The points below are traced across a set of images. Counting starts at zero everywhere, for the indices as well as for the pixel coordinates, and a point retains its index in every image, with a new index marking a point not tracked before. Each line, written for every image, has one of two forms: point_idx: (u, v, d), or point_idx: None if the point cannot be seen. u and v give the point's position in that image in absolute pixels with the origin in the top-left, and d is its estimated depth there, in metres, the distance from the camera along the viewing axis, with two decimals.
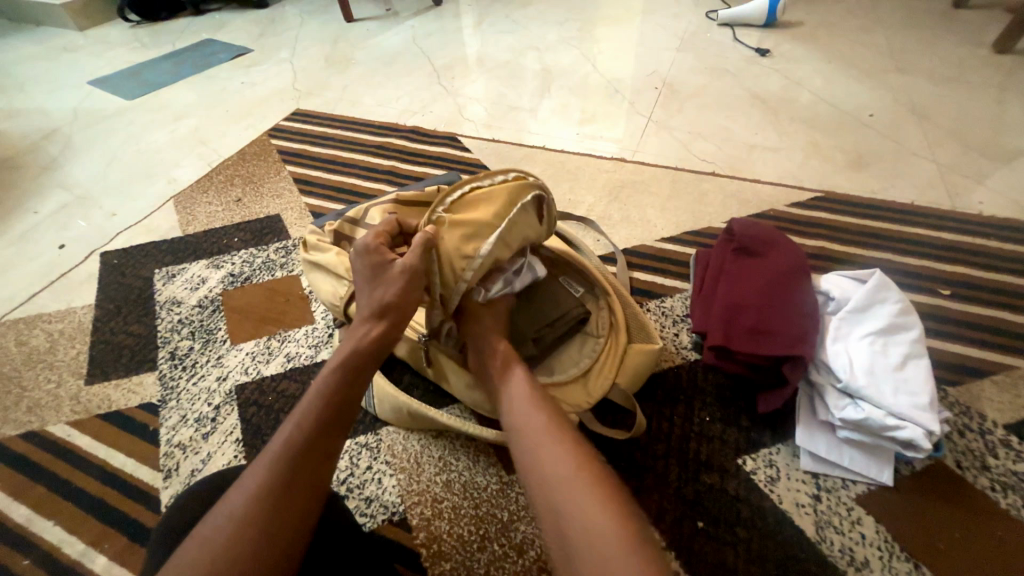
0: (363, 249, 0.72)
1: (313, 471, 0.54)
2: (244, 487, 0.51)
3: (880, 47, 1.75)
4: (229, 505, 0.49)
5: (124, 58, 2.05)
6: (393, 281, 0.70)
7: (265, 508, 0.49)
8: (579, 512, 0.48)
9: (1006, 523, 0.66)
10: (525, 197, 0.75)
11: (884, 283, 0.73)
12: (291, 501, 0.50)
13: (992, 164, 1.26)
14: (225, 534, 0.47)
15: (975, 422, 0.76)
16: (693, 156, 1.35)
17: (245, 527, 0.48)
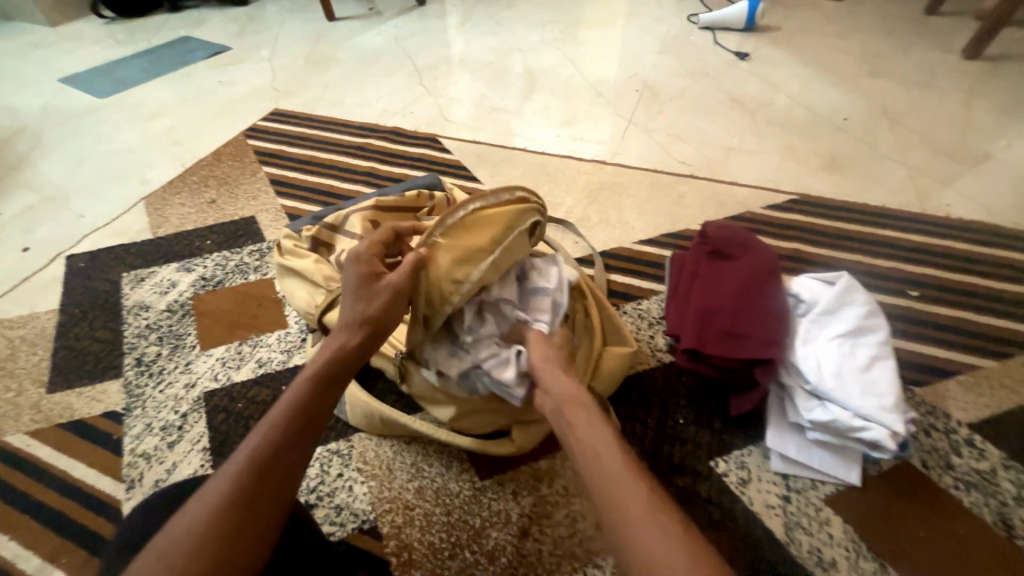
0: (354, 260, 0.69)
1: (278, 482, 0.52)
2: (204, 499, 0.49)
3: (856, 52, 1.78)
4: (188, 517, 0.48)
5: (97, 56, 2.00)
6: (379, 297, 0.66)
7: (224, 524, 0.48)
8: (618, 501, 0.49)
9: (969, 520, 0.67)
10: (523, 222, 0.71)
11: (851, 286, 0.74)
12: (251, 519, 0.49)
13: (959, 168, 1.29)
14: (181, 550, 0.45)
15: (941, 421, 0.77)
16: (672, 158, 1.36)
17: (203, 541, 0.46)
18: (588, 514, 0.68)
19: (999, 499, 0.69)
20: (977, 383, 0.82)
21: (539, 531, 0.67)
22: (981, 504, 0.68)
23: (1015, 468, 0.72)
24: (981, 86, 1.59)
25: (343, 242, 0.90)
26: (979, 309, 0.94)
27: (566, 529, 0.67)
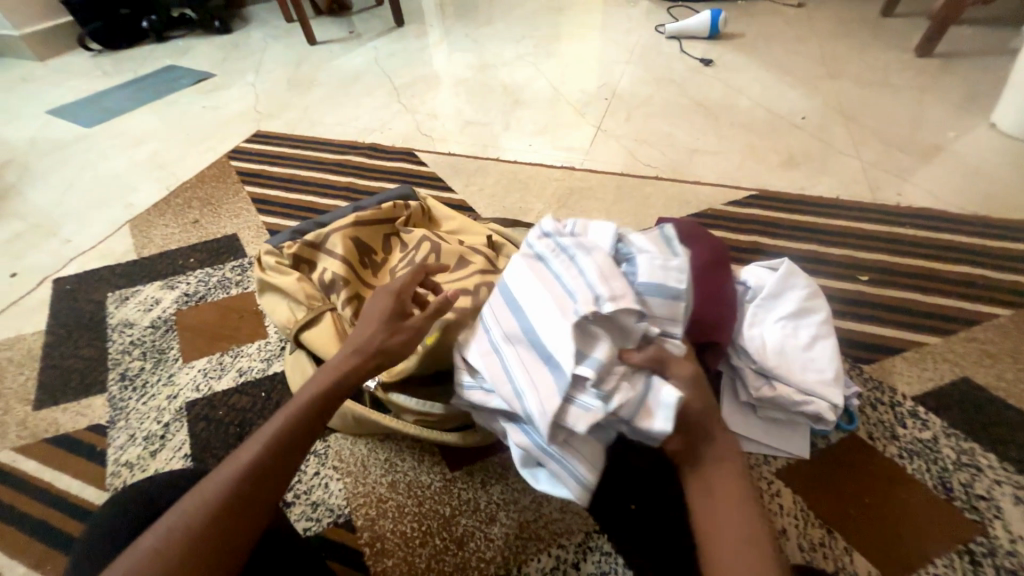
0: (397, 290, 0.73)
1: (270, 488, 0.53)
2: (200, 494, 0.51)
3: (814, 55, 1.87)
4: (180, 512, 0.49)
5: (85, 87, 2.06)
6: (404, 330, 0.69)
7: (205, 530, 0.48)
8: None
9: (910, 486, 0.71)
10: None
11: (791, 270, 0.78)
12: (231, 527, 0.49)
13: (910, 159, 1.36)
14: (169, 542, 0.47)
15: (887, 395, 0.81)
16: (638, 162, 1.42)
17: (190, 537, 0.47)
18: (551, 498, 0.72)
19: (940, 465, 0.73)
20: (921, 359, 0.86)
21: (506, 516, 0.71)
22: (922, 470, 0.72)
23: (956, 436, 0.76)
24: (932, 82, 1.67)
25: (325, 259, 0.90)
26: (927, 290, 0.99)
27: (531, 513, 0.71)
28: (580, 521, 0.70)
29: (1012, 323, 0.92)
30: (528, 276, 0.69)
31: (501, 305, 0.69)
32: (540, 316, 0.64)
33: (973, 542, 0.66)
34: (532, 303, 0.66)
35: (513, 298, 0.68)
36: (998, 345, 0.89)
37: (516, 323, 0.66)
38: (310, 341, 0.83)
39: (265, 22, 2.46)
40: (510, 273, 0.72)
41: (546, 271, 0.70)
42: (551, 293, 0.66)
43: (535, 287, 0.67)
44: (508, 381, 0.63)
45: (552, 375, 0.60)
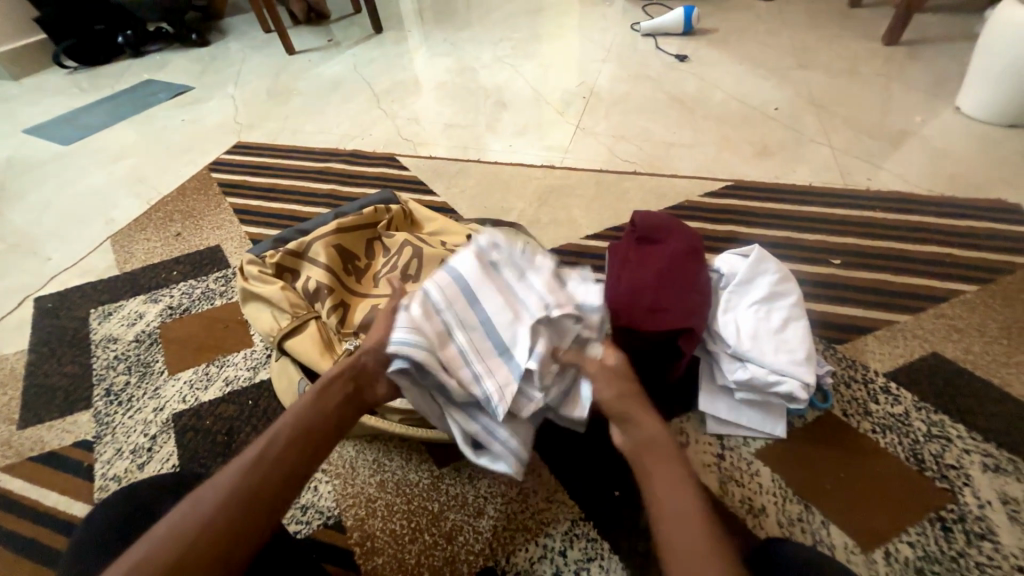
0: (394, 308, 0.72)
1: (275, 494, 0.53)
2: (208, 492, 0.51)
3: (786, 47, 1.91)
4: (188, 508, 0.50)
5: (61, 104, 2.05)
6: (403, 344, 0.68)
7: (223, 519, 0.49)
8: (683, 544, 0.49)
9: (883, 458, 0.74)
10: None
11: (763, 255, 0.81)
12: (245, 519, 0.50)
13: (880, 145, 1.39)
14: (174, 539, 0.47)
15: (860, 372, 0.84)
16: (616, 158, 1.44)
17: (195, 535, 0.48)
18: (538, 488, 0.73)
19: (912, 437, 0.75)
20: (892, 337, 0.89)
21: (494, 509, 0.72)
22: (894, 443, 0.75)
23: (926, 409, 0.79)
24: (899, 70, 1.71)
25: (308, 267, 0.91)
26: (898, 270, 1.02)
27: (518, 505, 0.72)
28: (566, 509, 0.71)
29: (978, 298, 0.95)
30: (478, 272, 0.73)
31: (455, 295, 0.72)
32: (493, 313, 0.71)
33: (944, 509, 0.68)
34: (482, 300, 0.72)
35: (463, 293, 0.72)
36: (966, 319, 0.91)
37: (472, 316, 0.71)
38: (292, 348, 0.82)
39: (242, 33, 2.45)
40: (457, 265, 0.74)
41: (494, 270, 0.75)
42: (501, 295, 0.72)
43: (484, 285, 0.73)
44: (465, 369, 0.69)
45: (508, 365, 0.69)
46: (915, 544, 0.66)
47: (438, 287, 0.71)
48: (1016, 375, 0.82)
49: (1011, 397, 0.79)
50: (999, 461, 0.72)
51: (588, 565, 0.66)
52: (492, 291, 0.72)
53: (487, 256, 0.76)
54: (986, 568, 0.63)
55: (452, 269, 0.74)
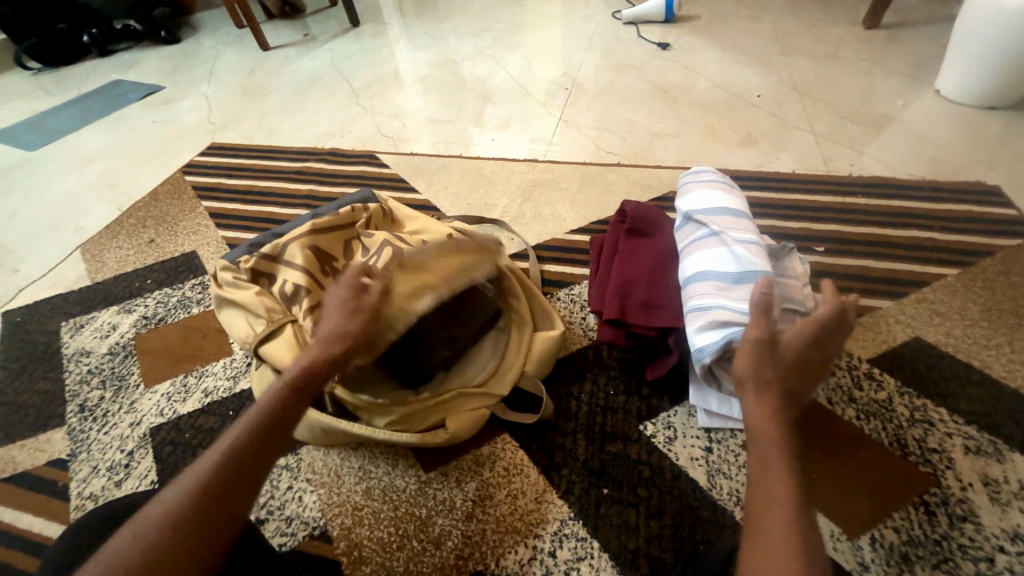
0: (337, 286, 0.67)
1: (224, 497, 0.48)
2: (150, 518, 0.46)
3: (768, 33, 1.90)
4: (134, 537, 0.44)
5: (25, 108, 1.96)
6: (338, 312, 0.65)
7: (171, 533, 0.45)
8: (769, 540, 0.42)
9: (868, 445, 0.74)
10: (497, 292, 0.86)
11: (741, 223, 0.75)
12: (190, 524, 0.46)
13: (862, 130, 1.39)
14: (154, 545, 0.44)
15: (844, 359, 0.84)
16: (600, 150, 1.43)
17: (161, 549, 0.44)
18: (527, 490, 0.73)
19: (895, 423, 0.76)
20: (875, 323, 0.89)
21: (482, 512, 0.71)
22: (879, 429, 0.75)
23: (909, 394, 0.79)
24: (880, 53, 1.71)
25: (285, 272, 0.88)
26: (880, 256, 1.02)
27: (507, 506, 0.72)
28: (555, 509, 0.71)
29: (959, 282, 0.95)
30: (731, 218, 0.76)
31: (711, 262, 0.71)
32: (803, 299, 0.69)
33: (928, 493, 0.69)
34: (750, 264, 0.68)
35: (696, 269, 0.72)
36: (946, 303, 0.92)
37: (719, 244, 0.72)
38: (268, 356, 0.80)
39: (214, 29, 2.37)
40: (701, 262, 0.72)
41: (706, 222, 0.76)
42: (726, 222, 0.75)
43: (739, 227, 0.74)
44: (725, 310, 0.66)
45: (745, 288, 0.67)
46: (901, 529, 0.66)
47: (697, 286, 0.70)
48: (996, 357, 0.83)
49: (991, 379, 0.80)
50: (981, 444, 0.73)
51: (577, 564, 0.66)
52: (719, 243, 0.72)
53: (676, 209, 0.82)
54: (969, 550, 0.64)
55: (691, 273, 0.72)
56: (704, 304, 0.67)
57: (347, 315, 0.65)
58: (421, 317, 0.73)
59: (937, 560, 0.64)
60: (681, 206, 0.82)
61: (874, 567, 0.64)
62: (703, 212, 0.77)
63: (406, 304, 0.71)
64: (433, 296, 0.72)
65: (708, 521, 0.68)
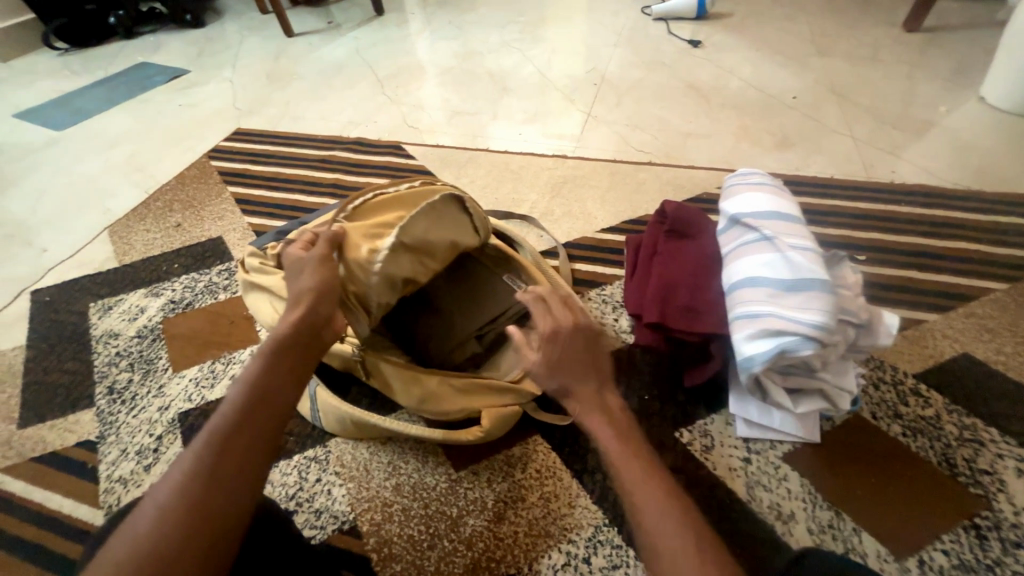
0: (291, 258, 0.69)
1: (233, 462, 0.47)
2: (158, 498, 0.44)
3: (803, 33, 1.84)
4: (150, 516, 0.43)
5: (52, 88, 1.97)
6: (308, 270, 0.66)
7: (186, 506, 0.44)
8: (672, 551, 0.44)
9: (914, 463, 0.71)
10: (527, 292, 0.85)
11: (794, 228, 0.72)
12: (204, 494, 0.45)
13: (903, 136, 1.34)
14: (170, 521, 0.43)
15: (889, 373, 0.81)
16: (631, 148, 1.40)
17: (182, 522, 0.43)
18: (560, 493, 0.71)
19: (943, 441, 0.73)
20: (921, 337, 0.86)
21: (514, 514, 0.70)
22: (926, 447, 0.73)
23: (957, 412, 0.76)
24: (921, 57, 1.66)
25: None
26: (924, 268, 0.98)
27: (539, 509, 0.70)
28: (589, 515, 0.69)
29: (1009, 297, 0.92)
30: (785, 223, 0.73)
31: (761, 267, 0.68)
32: (858, 309, 0.66)
33: (978, 517, 0.66)
34: (805, 270, 0.65)
35: (744, 274, 0.69)
36: (996, 319, 0.89)
37: (770, 249, 0.70)
38: None
39: (239, 14, 2.37)
40: (750, 267, 0.69)
41: (756, 226, 0.73)
42: (778, 226, 0.72)
43: (793, 232, 0.71)
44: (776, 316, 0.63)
45: (799, 294, 0.64)
46: (950, 552, 0.64)
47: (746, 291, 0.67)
48: None
49: None
50: None
51: (612, 572, 0.65)
52: (770, 248, 0.69)
53: (723, 211, 0.79)
54: None
55: (739, 278, 0.69)
56: (752, 310, 0.65)
57: (314, 270, 0.66)
58: (393, 264, 0.74)
59: None
60: (727, 209, 0.79)
61: None
62: (753, 216, 0.75)
63: (368, 253, 0.73)
64: (390, 242, 0.73)
65: (747, 535, 0.66)
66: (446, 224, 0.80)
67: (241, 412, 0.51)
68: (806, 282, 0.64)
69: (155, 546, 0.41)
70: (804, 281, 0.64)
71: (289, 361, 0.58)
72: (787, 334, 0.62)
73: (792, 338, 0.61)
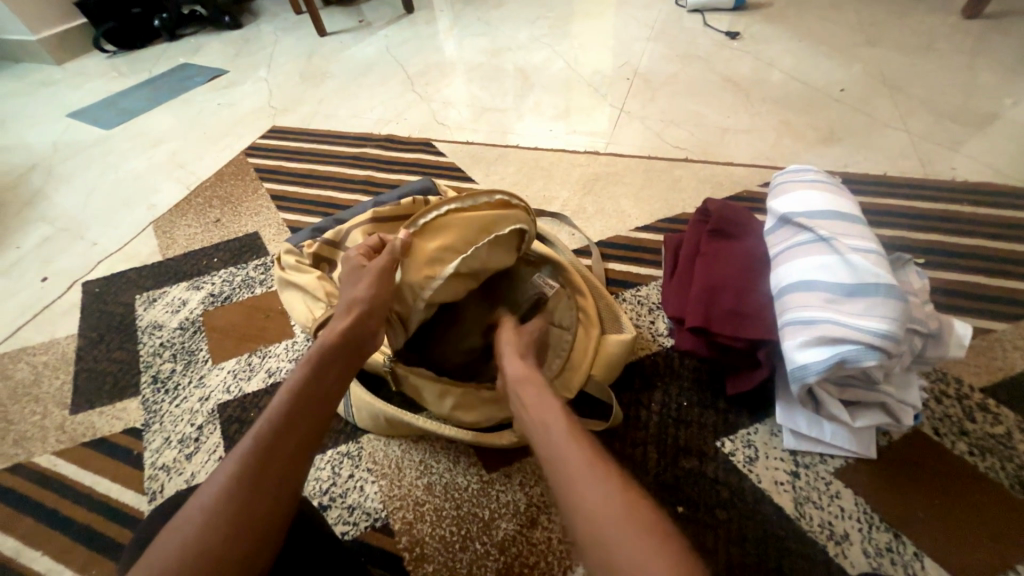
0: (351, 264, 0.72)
1: (275, 469, 0.48)
2: (202, 498, 0.45)
3: (851, 22, 1.74)
4: (193, 516, 0.43)
5: (102, 89, 2.06)
6: (365, 282, 0.68)
7: (229, 508, 0.44)
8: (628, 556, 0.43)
9: (984, 485, 0.66)
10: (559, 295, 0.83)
11: (856, 230, 0.67)
12: (246, 499, 0.45)
13: (964, 130, 1.25)
14: (213, 523, 0.43)
15: (953, 387, 0.75)
16: (666, 144, 1.35)
17: (223, 525, 0.43)
18: None
19: (1017, 463, 0.67)
20: (989, 348, 0.79)
21: (547, 520, 0.68)
22: (997, 469, 0.67)
23: None
24: (984, 45, 1.54)
25: None
26: (991, 273, 0.91)
27: None
28: None
29: None
30: (842, 222, 0.68)
31: (818, 272, 0.64)
32: (927, 318, 0.61)
33: None
34: (867, 274, 0.61)
35: (799, 277, 0.65)
36: None
37: (827, 252, 0.65)
38: None
39: (274, 15, 2.42)
40: (806, 270, 0.65)
41: (812, 226, 0.69)
42: (838, 227, 0.67)
43: (852, 233, 0.66)
44: (835, 323, 0.59)
45: (861, 301, 0.59)
46: None
47: (800, 297, 0.63)
48: None
49: None
50: None
51: None
52: (829, 250, 0.65)
53: (772, 210, 0.75)
54: None
55: (794, 281, 0.65)
56: (806, 316, 0.61)
57: (370, 284, 0.68)
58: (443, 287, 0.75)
59: None
60: (779, 207, 0.74)
61: None
62: (810, 215, 0.70)
63: (425, 275, 0.74)
64: (451, 270, 0.74)
65: (796, 554, 0.63)
66: (502, 251, 0.80)
67: (284, 418, 0.51)
68: (870, 288, 0.59)
69: (199, 549, 0.42)
70: (867, 287, 0.60)
71: (330, 373, 0.58)
72: (846, 343, 0.57)
73: (853, 347, 0.57)
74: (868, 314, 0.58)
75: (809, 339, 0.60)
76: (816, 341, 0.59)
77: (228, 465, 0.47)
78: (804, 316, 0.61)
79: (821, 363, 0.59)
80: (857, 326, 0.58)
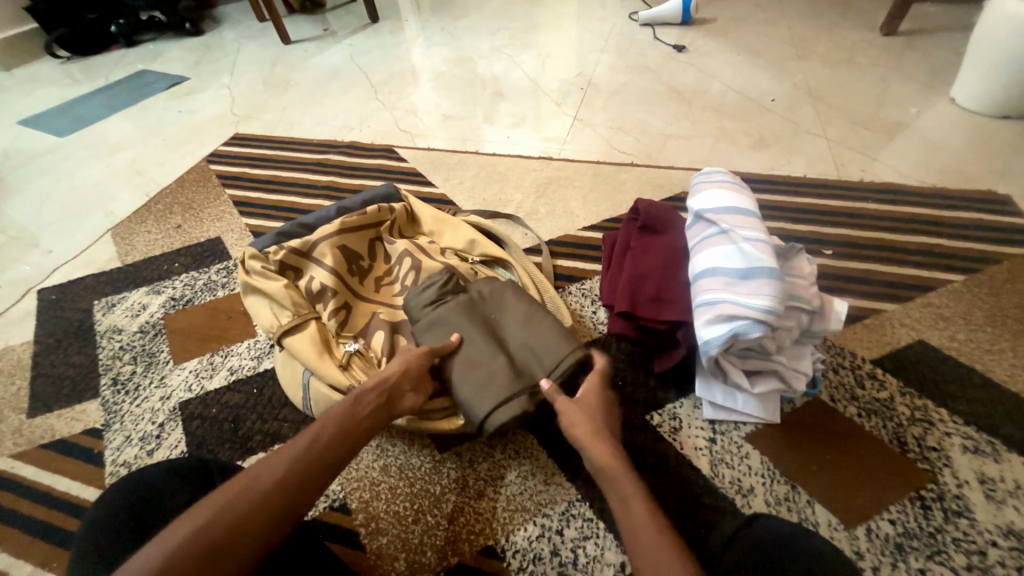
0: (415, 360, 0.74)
1: (306, 487, 0.55)
2: (249, 482, 0.52)
3: (785, 37, 1.90)
4: (233, 498, 0.50)
5: (55, 96, 2.02)
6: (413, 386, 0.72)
7: (265, 501, 0.52)
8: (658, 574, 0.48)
9: (868, 441, 0.76)
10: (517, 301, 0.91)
11: (752, 222, 0.77)
12: (275, 502, 0.52)
13: (875, 136, 1.40)
14: (244, 513, 0.50)
15: (848, 359, 0.86)
16: (614, 149, 1.45)
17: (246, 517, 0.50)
18: (537, 471, 0.76)
19: (896, 422, 0.78)
20: (880, 325, 0.91)
21: (493, 491, 0.75)
22: (879, 427, 0.78)
23: (911, 394, 0.82)
24: (896, 60, 1.72)
25: (312, 268, 0.92)
26: (887, 261, 1.04)
27: (517, 486, 0.75)
28: (563, 491, 0.74)
29: (965, 288, 0.97)
30: (742, 217, 0.78)
31: (719, 260, 0.73)
32: (810, 297, 0.72)
33: (924, 488, 0.71)
34: (756, 260, 0.70)
35: (705, 266, 0.74)
36: (951, 308, 0.94)
37: (727, 242, 0.75)
38: (290, 345, 0.84)
39: (237, 22, 2.43)
40: (710, 260, 0.74)
41: (716, 221, 0.78)
42: (737, 220, 0.77)
43: (749, 226, 0.76)
44: (731, 304, 0.68)
45: (753, 283, 0.69)
46: (896, 522, 0.69)
47: (705, 284, 0.72)
48: (998, 361, 0.85)
49: (992, 382, 0.82)
50: (978, 444, 0.75)
51: (583, 542, 0.69)
52: (729, 242, 0.75)
53: (688, 208, 0.84)
54: (962, 543, 0.66)
55: (700, 270, 0.75)
56: (710, 300, 0.70)
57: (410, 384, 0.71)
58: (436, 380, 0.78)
59: (931, 551, 0.66)
60: (694, 205, 0.84)
61: (869, 556, 0.66)
62: (716, 211, 0.80)
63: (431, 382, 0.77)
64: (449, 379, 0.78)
65: (710, 507, 0.71)
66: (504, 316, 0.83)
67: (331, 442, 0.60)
68: (759, 271, 0.69)
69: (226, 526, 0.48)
70: (757, 272, 0.69)
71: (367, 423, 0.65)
72: (740, 320, 0.67)
73: (745, 323, 0.67)
74: (759, 296, 0.68)
75: (712, 320, 0.69)
76: (717, 320, 0.69)
77: (281, 462, 0.55)
78: (708, 299, 0.71)
79: (721, 339, 0.68)
80: (749, 305, 0.67)
